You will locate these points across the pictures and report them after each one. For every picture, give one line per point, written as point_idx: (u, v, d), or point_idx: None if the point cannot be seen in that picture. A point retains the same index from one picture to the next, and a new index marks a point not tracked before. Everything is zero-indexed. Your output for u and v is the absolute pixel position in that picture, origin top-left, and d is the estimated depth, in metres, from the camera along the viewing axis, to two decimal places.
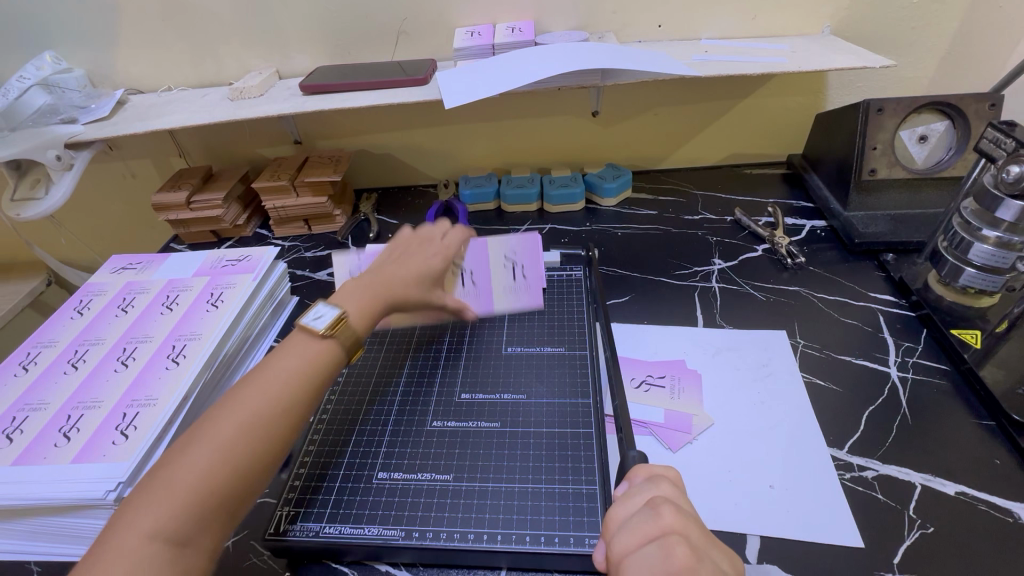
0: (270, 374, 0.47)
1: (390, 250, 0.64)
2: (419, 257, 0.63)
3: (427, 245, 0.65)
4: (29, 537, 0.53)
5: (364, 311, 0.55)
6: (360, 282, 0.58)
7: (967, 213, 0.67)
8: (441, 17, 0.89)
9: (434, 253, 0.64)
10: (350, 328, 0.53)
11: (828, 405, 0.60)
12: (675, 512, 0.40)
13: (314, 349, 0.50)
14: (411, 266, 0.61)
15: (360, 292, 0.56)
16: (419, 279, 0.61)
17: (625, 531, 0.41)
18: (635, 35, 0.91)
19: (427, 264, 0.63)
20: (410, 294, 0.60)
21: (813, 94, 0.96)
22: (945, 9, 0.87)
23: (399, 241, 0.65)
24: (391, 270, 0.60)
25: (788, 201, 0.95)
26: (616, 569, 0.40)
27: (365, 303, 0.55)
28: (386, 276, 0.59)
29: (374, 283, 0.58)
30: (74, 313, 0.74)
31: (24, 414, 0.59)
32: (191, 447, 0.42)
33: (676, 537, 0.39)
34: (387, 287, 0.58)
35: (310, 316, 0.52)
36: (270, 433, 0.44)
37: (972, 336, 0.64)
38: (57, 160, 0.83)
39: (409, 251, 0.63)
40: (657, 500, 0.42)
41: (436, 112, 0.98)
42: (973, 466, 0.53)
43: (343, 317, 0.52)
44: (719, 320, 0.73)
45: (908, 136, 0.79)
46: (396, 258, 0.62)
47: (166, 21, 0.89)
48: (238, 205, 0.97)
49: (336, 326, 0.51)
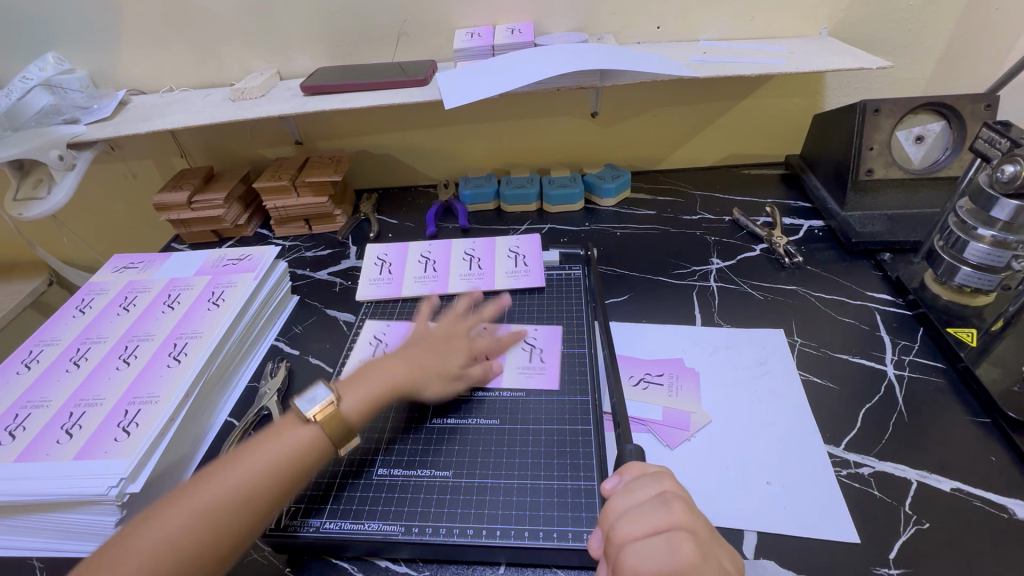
0: (242, 462, 0.48)
1: (413, 335, 0.65)
2: (439, 351, 0.62)
3: (449, 336, 0.64)
4: (31, 532, 0.54)
5: (360, 402, 0.55)
6: (370, 368, 0.59)
7: (962, 212, 0.67)
8: (441, 19, 0.90)
9: (457, 349, 0.63)
10: (339, 420, 0.52)
11: (825, 402, 0.61)
12: (685, 510, 0.41)
13: (296, 438, 0.50)
14: (427, 358, 0.61)
15: (366, 381, 0.57)
16: (429, 377, 0.60)
17: (631, 519, 0.41)
18: (634, 36, 0.92)
19: (444, 360, 0.62)
20: (413, 389, 0.59)
21: (811, 95, 0.97)
22: (941, 10, 0.87)
23: (428, 330, 0.66)
24: (401, 357, 0.60)
25: (786, 201, 0.96)
26: (616, 553, 0.40)
27: (364, 392, 0.56)
28: (397, 366, 0.59)
29: (383, 376, 0.58)
30: (76, 312, 0.74)
31: (27, 411, 0.59)
32: (145, 528, 0.44)
33: (685, 533, 0.39)
34: (393, 379, 0.58)
35: (303, 398, 0.52)
36: (224, 524, 0.45)
37: (967, 334, 0.64)
38: (60, 159, 0.83)
39: (433, 343, 0.63)
40: (668, 495, 0.42)
41: (436, 113, 0.99)
42: (969, 463, 0.54)
43: (335, 406, 0.52)
44: (717, 318, 0.73)
45: (904, 136, 0.80)
46: (413, 347, 0.62)
47: (168, 22, 0.90)
48: (239, 205, 0.98)
49: (321, 414, 0.52)
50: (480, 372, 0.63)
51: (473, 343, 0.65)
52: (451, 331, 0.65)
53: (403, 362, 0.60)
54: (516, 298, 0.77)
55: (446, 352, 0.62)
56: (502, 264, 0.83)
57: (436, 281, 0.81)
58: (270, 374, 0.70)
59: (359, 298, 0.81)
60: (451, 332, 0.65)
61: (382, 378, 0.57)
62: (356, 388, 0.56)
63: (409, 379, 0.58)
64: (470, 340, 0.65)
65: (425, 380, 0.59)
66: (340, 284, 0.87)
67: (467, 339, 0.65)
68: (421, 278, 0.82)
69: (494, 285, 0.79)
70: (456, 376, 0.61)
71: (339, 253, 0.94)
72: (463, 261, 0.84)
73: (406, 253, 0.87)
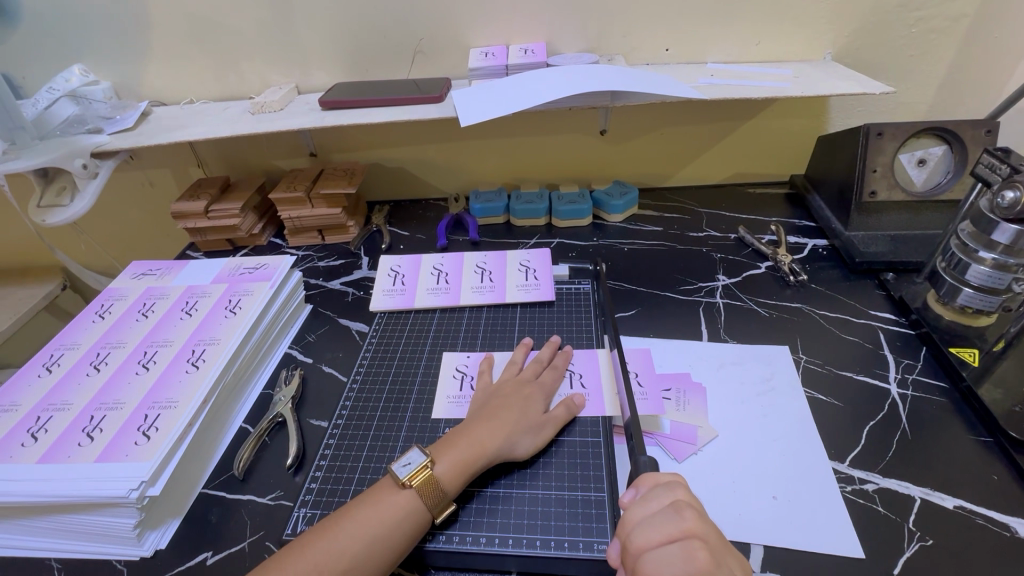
0: (344, 529, 0.48)
1: (484, 394, 0.63)
2: (517, 404, 0.59)
3: (522, 388, 0.62)
4: (53, 533, 0.55)
5: (455, 468, 0.53)
6: (457, 431, 0.57)
7: (964, 235, 0.69)
8: (455, 38, 0.93)
9: (534, 399, 0.61)
10: (434, 485, 0.51)
11: (830, 420, 0.62)
12: (697, 517, 0.42)
13: (395, 506, 0.50)
14: (508, 413, 0.58)
15: (454, 445, 0.55)
16: (518, 433, 0.57)
17: (644, 528, 0.43)
18: (643, 58, 0.94)
19: (528, 411, 0.59)
20: (505, 449, 0.55)
21: (815, 117, 0.99)
22: (942, 38, 0.90)
23: (496, 384, 0.64)
24: (484, 417, 0.58)
25: (791, 220, 0.97)
26: (634, 561, 0.42)
27: (456, 455, 0.54)
28: (483, 427, 0.56)
29: (466, 444, 0.55)
30: (96, 316, 0.76)
31: (48, 414, 0.61)
32: None
33: (698, 541, 0.41)
34: (483, 439, 0.55)
35: (399, 463, 0.53)
36: None
37: (970, 354, 0.66)
38: (83, 168, 0.85)
39: (509, 397, 0.60)
40: (681, 503, 0.43)
41: (449, 129, 1.01)
42: (971, 481, 0.55)
43: (430, 469, 0.52)
44: (723, 333, 0.75)
45: (907, 159, 0.82)
46: (489, 405, 0.59)
47: (191, 37, 0.93)
48: (254, 215, 1.00)
49: (417, 477, 0.51)
50: (564, 411, 0.60)
51: (547, 388, 0.63)
52: (521, 382, 0.63)
53: (488, 422, 0.57)
54: (526, 310, 0.79)
55: (525, 403, 0.60)
56: (513, 277, 0.85)
57: (448, 294, 0.83)
58: (284, 382, 0.71)
59: (372, 309, 0.83)
60: (522, 383, 0.63)
61: (471, 441, 0.55)
62: (448, 453, 0.54)
63: (498, 440, 0.55)
64: (543, 385, 0.63)
65: (514, 439, 0.56)
66: (352, 294, 0.88)
67: (541, 386, 0.63)
68: (433, 290, 0.84)
69: (505, 298, 0.81)
70: (543, 426, 0.59)
71: (351, 263, 0.96)
72: (475, 274, 0.86)
73: (419, 264, 0.89)
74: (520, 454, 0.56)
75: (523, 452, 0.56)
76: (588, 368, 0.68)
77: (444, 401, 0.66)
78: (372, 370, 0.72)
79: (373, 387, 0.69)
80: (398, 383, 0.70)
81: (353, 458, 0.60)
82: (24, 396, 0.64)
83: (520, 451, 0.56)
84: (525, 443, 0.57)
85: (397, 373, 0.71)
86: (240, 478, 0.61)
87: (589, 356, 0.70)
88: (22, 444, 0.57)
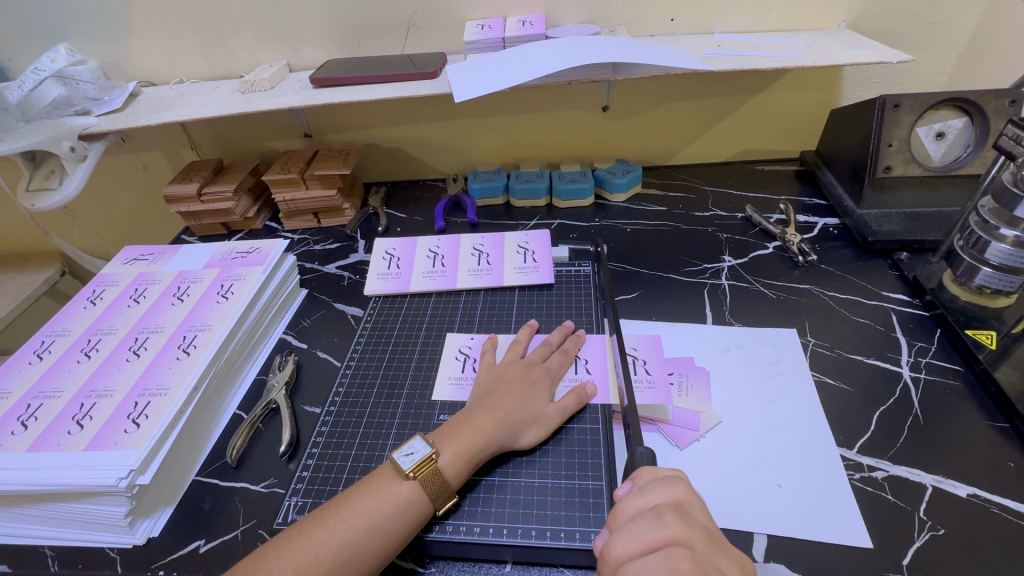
0: (342, 519, 0.47)
1: (488, 377, 0.61)
2: (523, 391, 0.58)
3: (528, 372, 0.60)
4: (46, 522, 0.54)
5: (459, 459, 0.51)
6: (458, 419, 0.55)
7: (984, 212, 0.65)
8: (451, 10, 0.89)
9: (541, 385, 0.59)
10: (437, 477, 0.50)
11: (839, 404, 0.60)
12: (681, 522, 0.40)
13: (396, 495, 0.49)
14: (516, 401, 0.56)
15: (457, 433, 0.53)
16: (521, 423, 0.55)
17: (627, 533, 0.40)
18: (647, 28, 0.90)
19: (532, 400, 0.57)
20: (507, 438, 0.54)
21: (828, 90, 0.95)
22: (965, 3, 0.85)
23: (501, 366, 0.62)
24: (487, 405, 0.56)
25: (800, 198, 0.94)
26: (614, 571, 0.39)
27: (458, 445, 0.52)
28: (486, 414, 0.55)
29: (468, 434, 0.53)
30: (87, 302, 0.75)
31: (39, 402, 0.60)
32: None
33: (681, 549, 0.38)
34: (485, 430, 0.53)
35: (402, 453, 0.51)
36: None
37: (987, 337, 0.63)
38: (71, 151, 0.83)
39: (513, 383, 0.59)
40: (663, 508, 0.41)
41: (446, 106, 0.98)
42: (987, 469, 0.52)
43: (434, 460, 0.51)
44: (728, 317, 0.72)
45: (924, 132, 0.78)
46: (493, 392, 0.58)
47: (178, 12, 0.89)
48: (248, 197, 0.97)
49: (420, 469, 0.50)
50: (573, 400, 0.58)
51: (554, 373, 0.61)
52: (527, 366, 0.61)
53: (489, 410, 0.55)
54: (525, 294, 0.77)
55: (530, 391, 0.58)
56: (511, 259, 0.82)
57: (445, 277, 0.80)
58: (278, 368, 0.70)
59: (367, 293, 0.81)
60: (529, 367, 0.61)
61: (473, 430, 0.53)
62: (450, 441, 0.52)
63: (502, 430, 0.54)
64: (550, 369, 0.61)
65: (518, 429, 0.55)
66: (349, 278, 0.86)
67: (547, 369, 0.61)
68: (429, 274, 0.81)
69: (503, 282, 0.78)
70: (547, 416, 0.57)
71: (347, 246, 0.94)
72: (472, 256, 0.84)
73: (414, 246, 0.87)
74: (523, 444, 0.55)
75: (527, 441, 0.55)
76: (590, 350, 0.66)
77: (446, 383, 0.65)
78: (367, 355, 0.70)
79: (369, 371, 0.68)
80: (393, 369, 0.68)
81: (346, 445, 0.59)
82: (14, 384, 0.63)
83: (524, 442, 0.55)
84: (528, 433, 0.55)
85: (391, 358, 0.70)
86: (233, 466, 0.60)
87: (593, 341, 0.68)
88: (13, 432, 0.56)
